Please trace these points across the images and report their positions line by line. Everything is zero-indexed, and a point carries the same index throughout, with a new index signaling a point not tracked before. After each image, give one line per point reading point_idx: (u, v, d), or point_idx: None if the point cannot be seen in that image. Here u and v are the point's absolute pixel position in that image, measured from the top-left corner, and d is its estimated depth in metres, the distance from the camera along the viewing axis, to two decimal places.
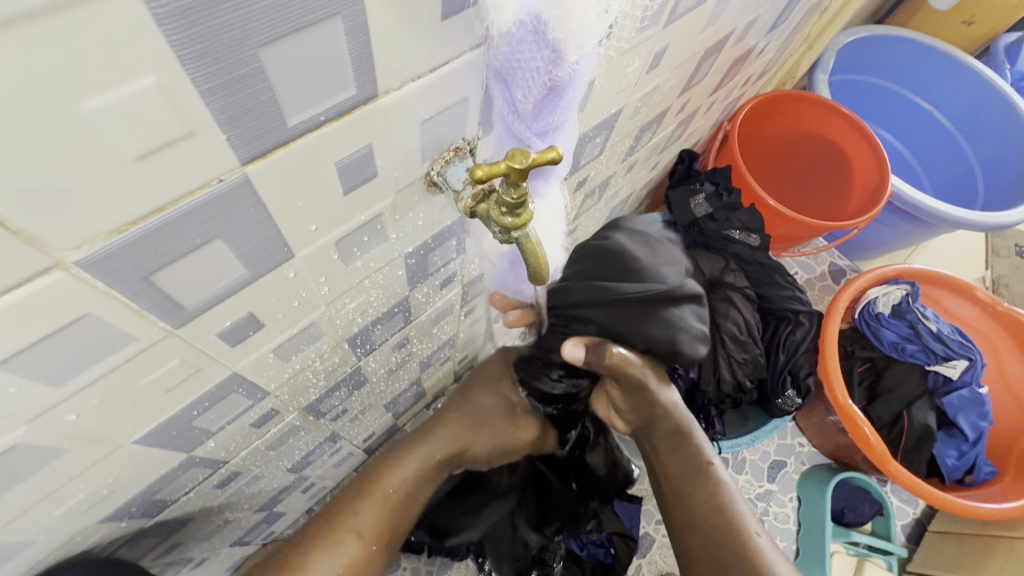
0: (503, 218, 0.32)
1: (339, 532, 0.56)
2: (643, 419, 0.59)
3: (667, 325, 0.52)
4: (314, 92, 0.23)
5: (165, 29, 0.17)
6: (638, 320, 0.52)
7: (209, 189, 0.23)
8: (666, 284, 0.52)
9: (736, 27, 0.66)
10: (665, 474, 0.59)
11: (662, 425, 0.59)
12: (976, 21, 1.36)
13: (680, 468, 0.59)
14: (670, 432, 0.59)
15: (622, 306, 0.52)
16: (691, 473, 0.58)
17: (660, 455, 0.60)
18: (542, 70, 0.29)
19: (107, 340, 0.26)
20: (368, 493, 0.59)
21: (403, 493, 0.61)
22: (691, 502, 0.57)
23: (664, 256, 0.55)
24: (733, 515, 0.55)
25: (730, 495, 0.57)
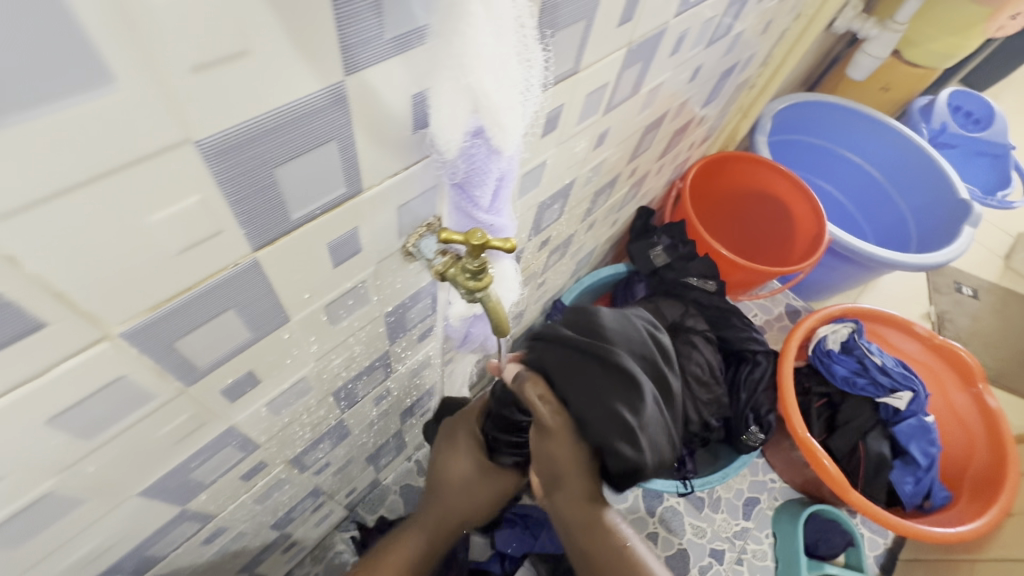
0: (468, 281, 0.38)
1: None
2: (550, 482, 0.56)
3: (595, 399, 0.49)
4: (314, 193, 0.30)
5: (209, 164, 0.23)
6: (571, 373, 0.51)
7: (227, 270, 0.29)
8: (608, 350, 0.50)
9: (673, 104, 0.76)
10: (578, 545, 0.58)
11: (565, 503, 0.56)
12: (891, 87, 1.54)
13: (592, 541, 0.57)
14: (576, 503, 0.55)
15: (570, 355, 0.51)
16: (606, 555, 0.57)
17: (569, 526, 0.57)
18: (493, 168, 0.34)
19: (133, 398, 0.31)
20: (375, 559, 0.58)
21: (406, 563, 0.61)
22: (600, 570, 0.58)
23: (642, 354, 0.53)
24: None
25: (648, 572, 0.57)
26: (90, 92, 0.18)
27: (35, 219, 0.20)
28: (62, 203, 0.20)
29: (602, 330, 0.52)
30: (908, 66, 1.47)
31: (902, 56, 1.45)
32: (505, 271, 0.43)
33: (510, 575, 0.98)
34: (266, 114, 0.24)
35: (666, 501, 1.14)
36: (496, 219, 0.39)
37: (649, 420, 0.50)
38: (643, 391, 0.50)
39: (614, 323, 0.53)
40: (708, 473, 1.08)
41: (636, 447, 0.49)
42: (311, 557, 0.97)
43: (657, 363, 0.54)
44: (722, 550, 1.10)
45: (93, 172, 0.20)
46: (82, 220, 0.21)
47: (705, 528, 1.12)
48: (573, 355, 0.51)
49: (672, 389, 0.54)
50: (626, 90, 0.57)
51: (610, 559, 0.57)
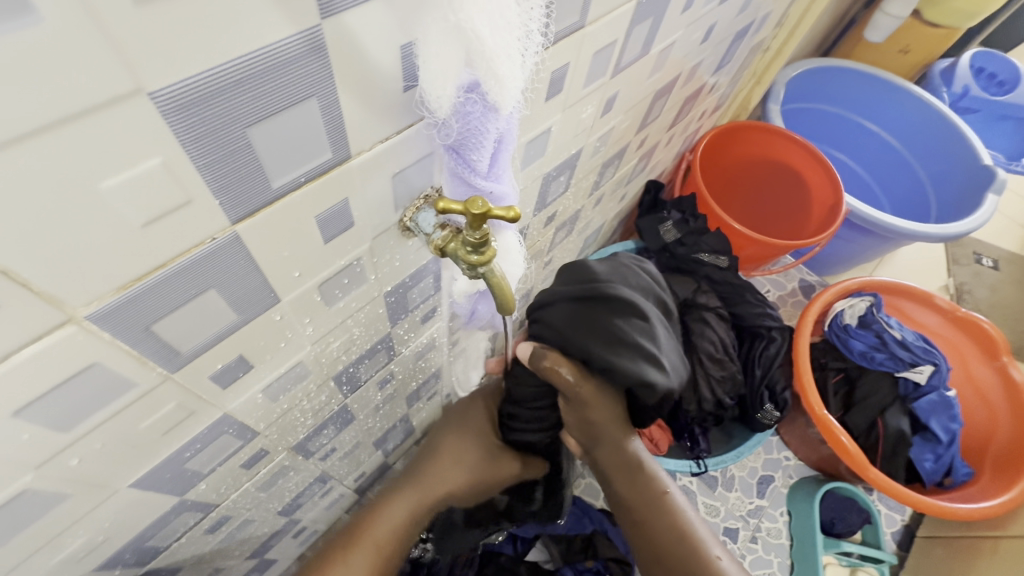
0: (469, 255, 0.36)
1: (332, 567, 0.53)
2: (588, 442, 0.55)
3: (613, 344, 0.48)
4: (294, 159, 0.27)
5: (169, 120, 0.21)
6: (589, 329, 0.49)
7: (204, 246, 0.26)
8: (620, 293, 0.49)
9: (684, 68, 0.72)
10: (628, 508, 0.57)
11: (609, 460, 0.55)
12: (911, 49, 1.47)
13: (639, 502, 0.56)
14: (621, 459, 0.55)
15: (577, 308, 0.49)
16: (646, 505, 0.56)
17: (618, 487, 0.56)
18: (491, 128, 0.31)
19: (110, 386, 0.28)
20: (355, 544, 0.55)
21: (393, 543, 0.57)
22: (653, 537, 0.55)
23: (637, 288, 0.52)
24: (693, 538, 0.54)
25: (689, 521, 0.55)
26: (6, 29, 0.15)
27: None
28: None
29: (597, 275, 0.50)
30: (930, 27, 1.40)
31: (923, 17, 1.38)
32: (508, 244, 0.40)
33: (522, 556, 0.98)
34: (232, 62, 0.21)
35: (679, 480, 1.12)
36: (495, 184, 0.36)
37: (666, 345, 0.51)
38: (653, 319, 0.50)
39: (607, 267, 0.52)
40: (722, 453, 1.05)
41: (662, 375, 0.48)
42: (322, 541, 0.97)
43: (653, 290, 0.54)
44: (736, 529, 1.08)
45: (27, 129, 0.17)
46: (21, 187, 0.18)
47: (719, 507, 1.10)
48: (579, 313, 0.49)
49: (670, 309, 0.56)
50: (635, 51, 0.53)
51: (649, 507, 0.55)
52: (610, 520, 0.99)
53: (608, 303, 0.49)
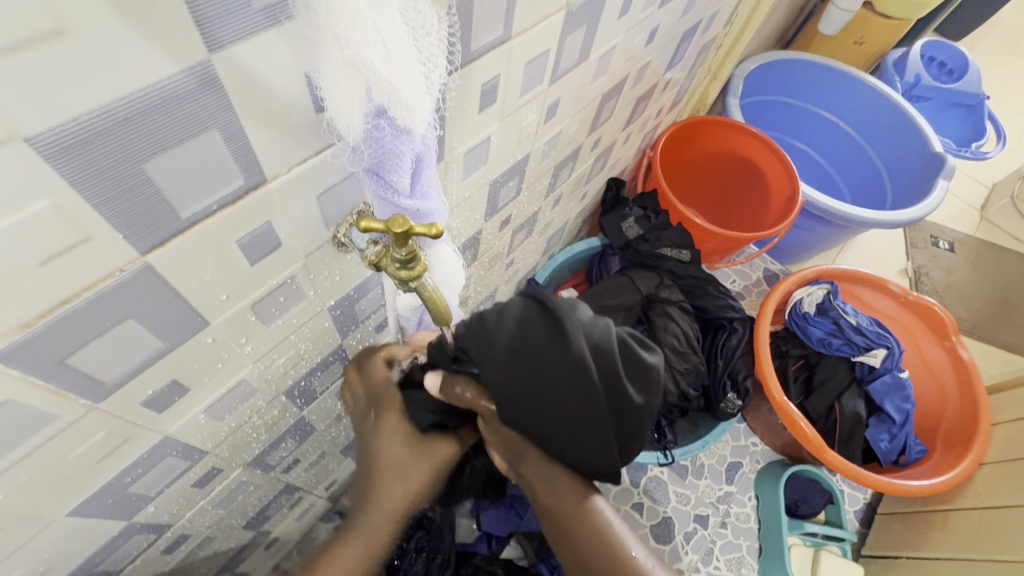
0: (399, 271, 0.36)
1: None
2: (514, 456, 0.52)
3: (523, 375, 0.43)
4: (202, 189, 0.27)
5: (53, 162, 0.21)
6: (485, 333, 0.44)
7: (113, 278, 0.27)
8: (560, 326, 0.42)
9: (630, 71, 0.73)
10: (549, 515, 0.51)
11: (533, 468, 0.51)
12: (864, 41, 1.51)
13: (563, 510, 0.50)
14: (542, 473, 0.50)
15: (504, 315, 0.44)
16: (566, 512, 0.50)
17: (541, 497, 0.51)
18: (407, 150, 0.31)
19: (28, 421, 0.28)
20: None
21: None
22: (581, 551, 0.49)
23: (595, 343, 0.42)
24: (625, 560, 0.47)
25: (614, 529, 0.49)
26: None
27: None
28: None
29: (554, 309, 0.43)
30: (880, 18, 1.43)
31: (875, 8, 1.42)
32: (442, 257, 0.41)
33: (497, 555, 1.00)
34: (117, 102, 0.21)
35: (650, 471, 1.15)
36: (420, 203, 0.36)
37: (581, 403, 0.43)
38: (580, 378, 0.42)
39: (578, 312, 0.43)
40: (689, 443, 1.07)
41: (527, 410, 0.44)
42: (296, 550, 0.97)
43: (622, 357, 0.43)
44: (706, 515, 1.11)
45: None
46: None
47: (689, 495, 1.13)
48: (498, 330, 0.43)
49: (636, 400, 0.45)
50: (572, 58, 0.54)
51: (568, 515, 0.49)
52: None
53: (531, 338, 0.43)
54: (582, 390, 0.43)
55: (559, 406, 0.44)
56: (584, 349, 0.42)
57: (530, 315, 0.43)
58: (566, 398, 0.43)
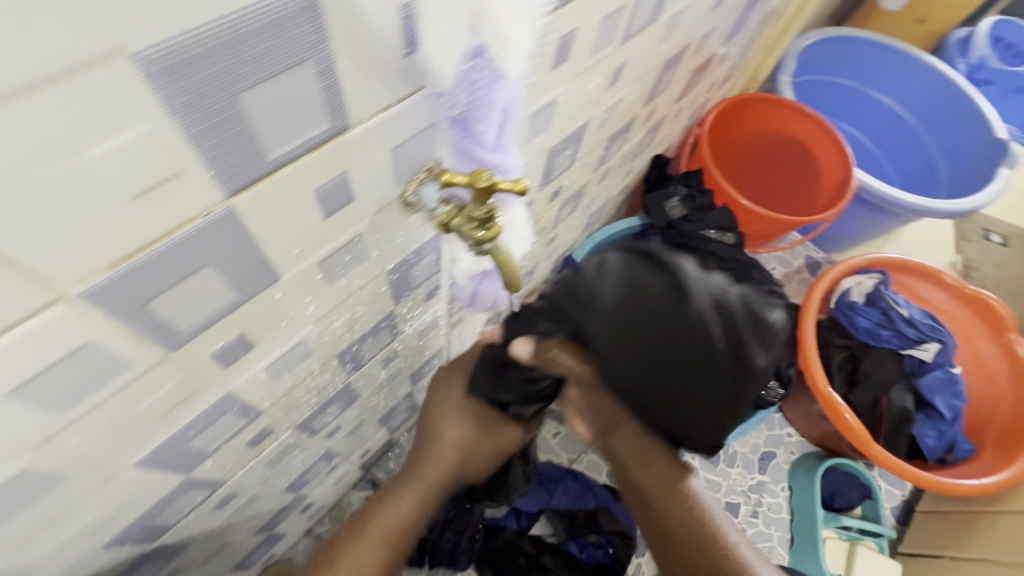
0: (476, 231, 0.35)
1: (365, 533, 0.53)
2: (604, 428, 0.52)
3: (631, 345, 0.42)
4: (290, 128, 0.25)
5: (155, 84, 0.19)
6: (596, 291, 0.42)
7: (198, 221, 0.25)
8: (676, 285, 0.40)
9: (693, 38, 0.69)
10: (648, 494, 0.54)
11: (622, 443, 0.51)
12: (928, 18, 1.42)
13: (654, 487, 0.53)
14: (635, 444, 0.51)
15: (610, 275, 0.42)
16: (666, 492, 0.53)
17: (633, 474, 0.54)
18: (499, 98, 0.29)
19: (107, 366, 0.28)
20: (364, 533, 0.53)
21: (403, 532, 0.55)
22: (670, 523, 0.54)
23: (717, 307, 0.39)
24: (717, 530, 0.54)
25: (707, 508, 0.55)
26: None
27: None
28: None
29: (669, 267, 0.41)
30: None
31: None
32: (514, 218, 0.38)
33: (526, 531, 0.99)
34: (222, 21, 0.20)
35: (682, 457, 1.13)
36: (500, 158, 0.34)
37: (701, 377, 0.41)
38: (702, 350, 0.39)
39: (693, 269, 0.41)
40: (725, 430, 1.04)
41: (638, 370, 0.42)
42: (329, 515, 0.98)
43: (751, 320, 0.40)
44: (738, 503, 1.09)
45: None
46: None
47: (721, 482, 1.11)
48: (602, 288, 0.41)
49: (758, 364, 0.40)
50: (645, 16, 0.50)
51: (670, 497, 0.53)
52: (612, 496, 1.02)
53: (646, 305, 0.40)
54: (709, 349, 0.39)
55: (677, 380, 0.41)
56: (707, 304, 0.39)
57: (640, 276, 0.41)
58: (685, 370, 0.40)
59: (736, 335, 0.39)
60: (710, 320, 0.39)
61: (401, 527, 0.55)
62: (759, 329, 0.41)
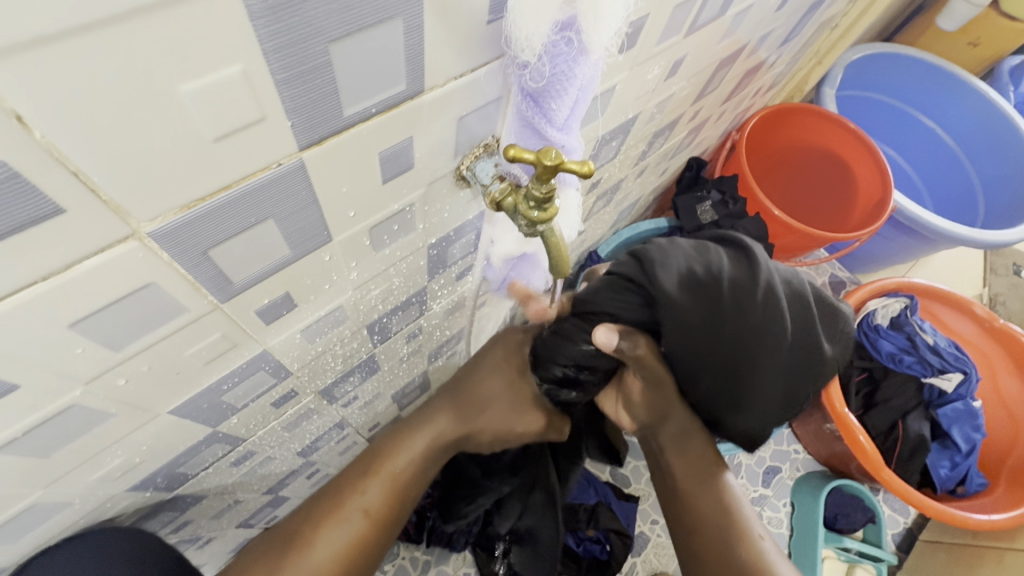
0: (531, 211, 0.34)
1: (344, 510, 0.49)
2: (655, 419, 0.56)
3: (712, 319, 0.49)
4: (370, 85, 0.25)
5: (255, 23, 0.19)
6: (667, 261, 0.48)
7: (269, 171, 0.25)
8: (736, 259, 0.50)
9: (750, 40, 0.67)
10: (678, 484, 0.55)
11: (664, 435, 0.57)
12: (982, 43, 1.37)
13: (694, 479, 0.55)
14: (678, 432, 0.55)
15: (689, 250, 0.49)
16: (698, 482, 0.54)
17: (671, 462, 0.56)
18: (578, 74, 0.29)
19: (162, 309, 0.28)
20: (373, 472, 0.52)
21: (411, 474, 0.54)
22: (697, 515, 0.53)
23: (779, 289, 0.49)
24: (750, 537, 0.51)
25: (744, 518, 0.52)
26: None
27: (20, 75, 0.16)
28: (55, 55, 0.16)
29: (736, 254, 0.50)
30: (1006, 19, 1.30)
31: (1002, 7, 1.28)
32: (569, 202, 0.38)
33: None
34: None
35: None
36: (566, 137, 0.33)
37: (759, 351, 0.51)
38: (765, 328, 0.49)
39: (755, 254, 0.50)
40: None
41: (705, 325, 0.49)
42: None
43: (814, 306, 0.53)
44: None
45: (95, 17, 0.16)
46: (90, 83, 0.17)
47: None
48: (674, 254, 0.48)
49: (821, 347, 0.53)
50: (713, 10, 0.49)
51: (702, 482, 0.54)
52: (615, 495, 1.03)
53: (740, 288, 0.49)
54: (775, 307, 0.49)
55: (745, 352, 0.51)
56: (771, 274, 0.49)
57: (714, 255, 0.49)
58: (749, 327, 0.49)
59: (796, 320, 0.51)
60: (768, 305, 0.49)
61: (410, 463, 0.54)
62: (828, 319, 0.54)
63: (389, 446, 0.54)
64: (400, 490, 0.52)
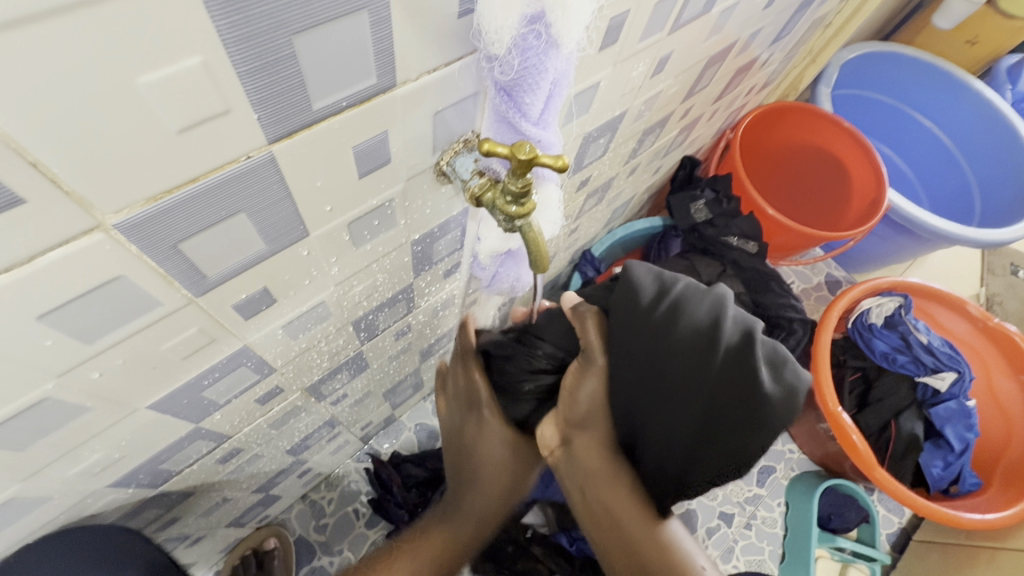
0: (508, 206, 0.34)
1: (421, 539, 0.63)
2: (578, 436, 0.52)
3: (643, 319, 0.47)
4: (338, 78, 0.25)
5: (213, 14, 0.19)
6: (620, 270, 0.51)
7: (238, 164, 0.25)
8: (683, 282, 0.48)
9: (739, 37, 0.67)
10: (613, 520, 0.51)
11: (586, 458, 0.52)
12: (978, 42, 1.37)
13: (630, 515, 0.50)
14: (599, 458, 0.51)
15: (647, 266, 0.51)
16: (636, 519, 0.50)
17: (600, 495, 0.51)
18: (549, 68, 0.29)
19: (134, 303, 0.28)
20: (448, 515, 0.64)
21: (477, 514, 0.63)
22: (639, 553, 0.50)
23: (721, 311, 0.45)
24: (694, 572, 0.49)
25: (687, 551, 0.50)
26: None
27: None
28: (5, 46, 0.16)
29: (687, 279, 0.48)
30: (1002, 17, 1.30)
31: (997, 6, 1.28)
32: (549, 198, 0.38)
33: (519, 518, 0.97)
34: None
35: None
36: (542, 132, 0.33)
37: (683, 373, 0.45)
38: (689, 351, 0.45)
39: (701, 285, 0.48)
40: None
41: (633, 319, 0.48)
42: (324, 483, 0.98)
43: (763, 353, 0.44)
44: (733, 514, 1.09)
45: (44, 6, 0.16)
46: (41, 72, 0.17)
47: (718, 491, 1.11)
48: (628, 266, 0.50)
49: (763, 390, 0.42)
50: (697, 6, 0.49)
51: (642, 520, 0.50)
52: None
53: (680, 303, 0.47)
54: (704, 320, 0.45)
55: (665, 364, 0.46)
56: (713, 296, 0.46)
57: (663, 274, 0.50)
58: (671, 336, 0.46)
59: (727, 356, 0.44)
60: (705, 326, 0.45)
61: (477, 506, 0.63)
62: (772, 374, 0.43)
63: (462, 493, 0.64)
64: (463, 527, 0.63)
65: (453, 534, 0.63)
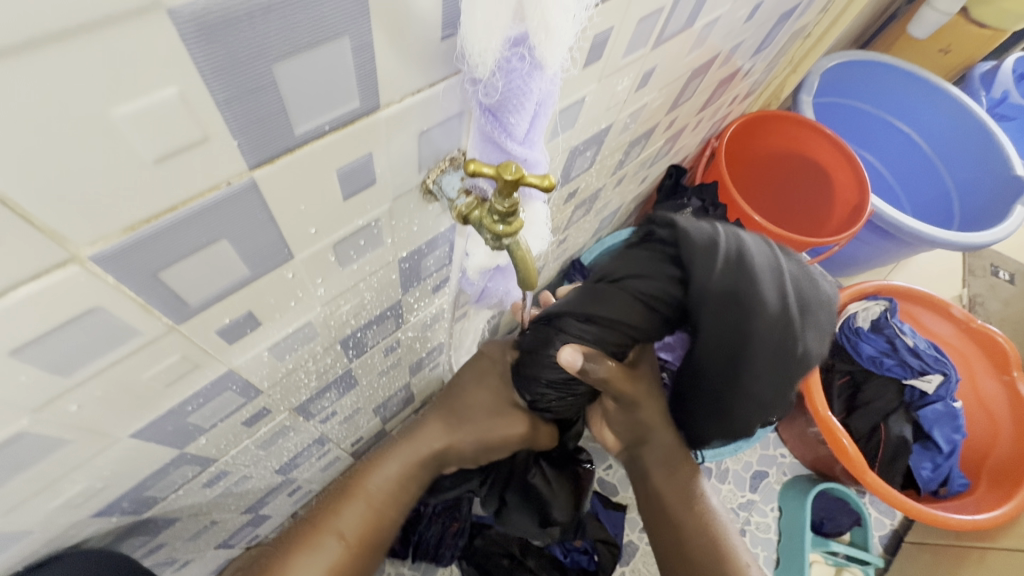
0: (495, 225, 0.34)
1: (322, 534, 0.51)
2: (634, 441, 0.62)
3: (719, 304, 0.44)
4: (321, 103, 0.25)
5: (190, 45, 0.19)
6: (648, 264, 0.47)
7: (218, 191, 0.25)
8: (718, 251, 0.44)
9: (722, 49, 0.68)
10: (663, 508, 0.59)
11: (648, 460, 0.61)
12: (953, 49, 1.41)
13: (679, 499, 0.59)
14: (664, 456, 0.59)
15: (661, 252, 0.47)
16: (681, 501, 0.59)
17: (657, 484, 0.60)
18: (533, 89, 0.29)
19: (113, 333, 0.27)
20: (349, 496, 0.54)
21: (386, 497, 0.56)
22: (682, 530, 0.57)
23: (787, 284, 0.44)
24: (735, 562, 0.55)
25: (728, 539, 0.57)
26: None
27: None
28: None
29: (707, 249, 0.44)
30: (975, 25, 1.33)
31: (970, 14, 1.31)
32: (536, 215, 0.38)
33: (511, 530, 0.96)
34: None
35: None
36: (528, 151, 0.33)
37: (737, 341, 0.45)
38: (768, 329, 0.43)
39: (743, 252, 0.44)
40: (720, 445, 1.05)
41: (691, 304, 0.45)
42: None
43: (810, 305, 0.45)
44: (727, 520, 1.09)
45: (12, 44, 0.15)
46: (9, 110, 0.16)
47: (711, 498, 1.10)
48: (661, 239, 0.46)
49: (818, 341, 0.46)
50: (679, 22, 0.50)
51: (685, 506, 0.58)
52: (602, 504, 1.03)
53: (740, 256, 0.43)
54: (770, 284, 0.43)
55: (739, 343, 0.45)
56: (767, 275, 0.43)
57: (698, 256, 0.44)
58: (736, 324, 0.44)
59: (789, 323, 0.44)
60: (776, 303, 0.43)
61: (385, 486, 0.56)
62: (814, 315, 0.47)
63: (362, 471, 0.56)
64: (378, 512, 0.54)
65: (350, 525, 0.53)
